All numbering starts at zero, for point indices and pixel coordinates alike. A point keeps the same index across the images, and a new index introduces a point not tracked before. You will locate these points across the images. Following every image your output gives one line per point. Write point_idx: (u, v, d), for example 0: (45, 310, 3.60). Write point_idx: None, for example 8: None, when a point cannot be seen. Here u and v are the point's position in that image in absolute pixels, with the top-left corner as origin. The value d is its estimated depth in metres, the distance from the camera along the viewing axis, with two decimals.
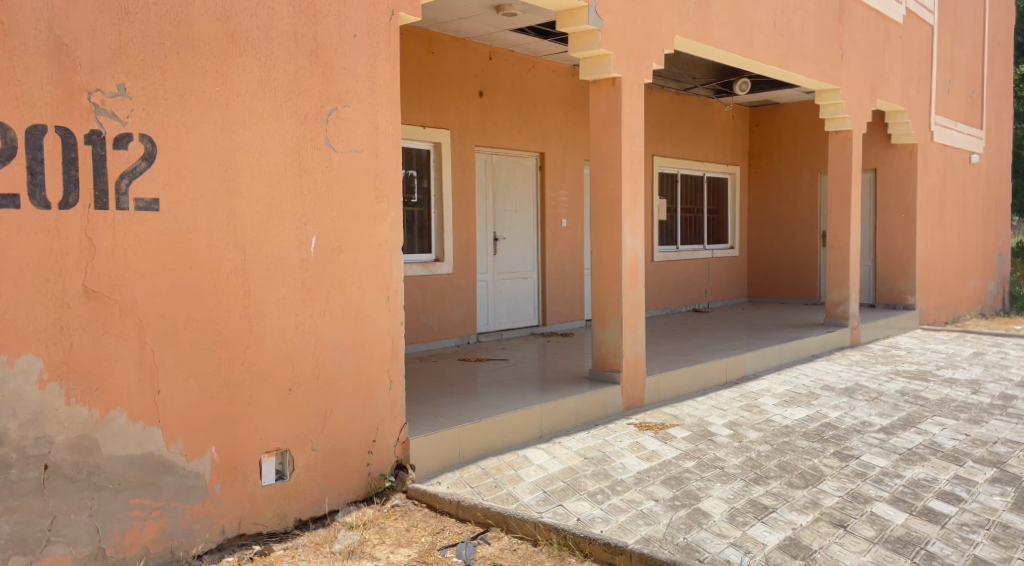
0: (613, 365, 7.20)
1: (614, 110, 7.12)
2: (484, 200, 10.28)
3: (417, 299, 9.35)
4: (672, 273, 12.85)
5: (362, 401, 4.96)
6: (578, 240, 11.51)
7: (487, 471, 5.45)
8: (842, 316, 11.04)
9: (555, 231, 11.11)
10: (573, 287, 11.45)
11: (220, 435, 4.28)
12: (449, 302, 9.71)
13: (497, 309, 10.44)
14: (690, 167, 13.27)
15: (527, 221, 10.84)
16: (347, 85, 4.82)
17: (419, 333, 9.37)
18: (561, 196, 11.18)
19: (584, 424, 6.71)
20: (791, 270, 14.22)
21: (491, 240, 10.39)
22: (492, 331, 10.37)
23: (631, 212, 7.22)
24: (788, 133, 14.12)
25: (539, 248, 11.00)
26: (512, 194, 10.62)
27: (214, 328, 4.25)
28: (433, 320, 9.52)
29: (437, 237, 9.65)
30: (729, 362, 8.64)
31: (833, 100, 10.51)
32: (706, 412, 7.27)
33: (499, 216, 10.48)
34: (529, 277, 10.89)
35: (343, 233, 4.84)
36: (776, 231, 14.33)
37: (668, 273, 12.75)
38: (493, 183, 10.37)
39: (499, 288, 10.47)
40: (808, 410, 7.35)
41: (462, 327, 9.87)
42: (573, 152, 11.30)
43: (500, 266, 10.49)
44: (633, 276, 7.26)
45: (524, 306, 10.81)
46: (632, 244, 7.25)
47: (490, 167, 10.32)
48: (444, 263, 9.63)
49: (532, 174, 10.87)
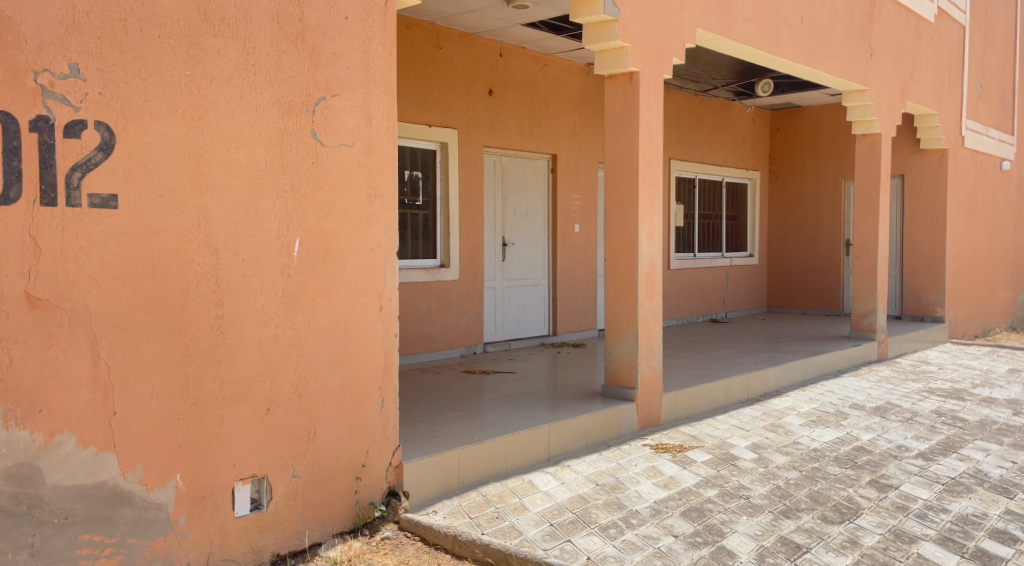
0: (627, 381, 6.70)
1: (631, 107, 6.64)
2: (492, 204, 9.81)
3: (421, 306, 8.87)
4: (689, 281, 12.33)
5: (351, 421, 4.49)
6: (591, 246, 11.01)
7: (488, 499, 4.96)
8: (869, 329, 10.50)
9: (566, 237, 10.63)
10: (586, 295, 10.95)
11: (186, 461, 3.81)
12: (455, 310, 9.24)
13: (506, 318, 9.97)
14: (708, 172, 12.76)
15: (538, 226, 10.37)
16: (336, 71, 4.35)
17: (422, 343, 8.90)
18: (573, 200, 10.69)
19: (596, 445, 6.21)
20: (812, 280, 13.67)
21: (500, 245, 9.92)
22: (500, 340, 9.89)
23: (648, 217, 6.72)
24: (811, 137, 13.58)
25: (550, 254, 10.52)
26: (522, 198, 10.14)
27: (181, 340, 3.78)
28: (437, 328, 9.05)
29: (442, 242, 9.20)
30: (751, 377, 8.13)
31: (861, 102, 9.98)
32: (727, 432, 6.77)
33: (508, 220, 10.01)
34: (540, 285, 10.41)
35: (330, 236, 4.37)
36: (798, 239, 13.79)
37: (685, 281, 12.24)
38: (502, 186, 9.91)
39: (507, 296, 10.00)
40: (837, 432, 6.83)
41: (468, 337, 9.39)
42: (587, 154, 10.83)
43: (508, 273, 10.02)
44: (650, 286, 6.76)
45: (534, 314, 10.32)
46: (649, 251, 6.75)
47: (499, 169, 9.85)
48: (450, 269, 9.16)
49: (543, 177, 10.40)
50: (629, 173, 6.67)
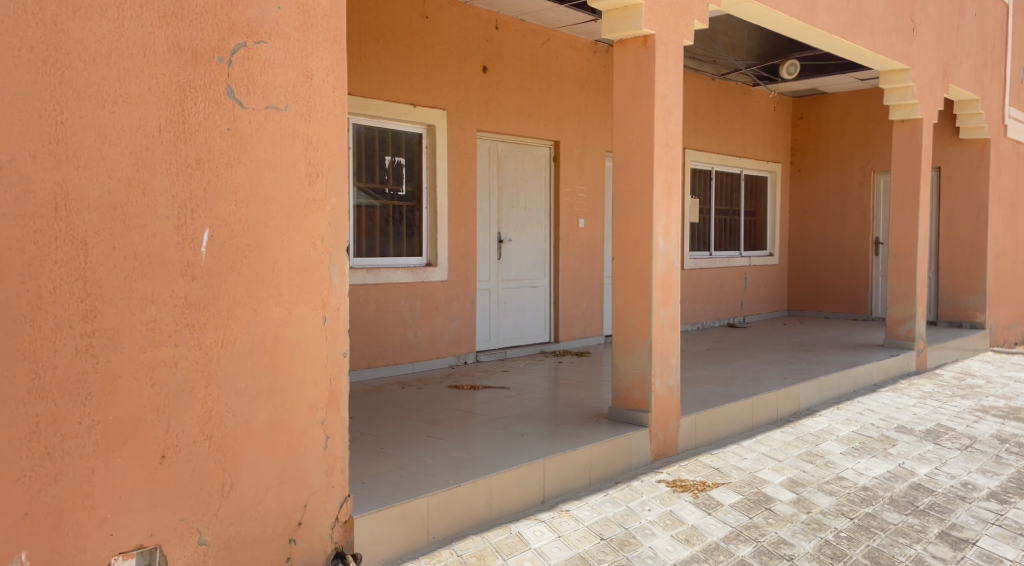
0: (639, 403, 5.66)
1: (645, 76, 5.58)
2: (487, 196, 8.77)
3: (404, 310, 7.84)
4: (704, 282, 11.28)
5: (282, 467, 3.46)
6: (597, 244, 9.95)
7: (464, 561, 3.93)
8: (906, 337, 9.42)
9: (570, 233, 9.59)
10: (591, 298, 9.90)
11: (35, 530, 2.80)
12: (442, 315, 8.20)
13: (501, 323, 8.93)
14: (726, 164, 11.70)
15: (537, 222, 9.33)
16: (261, 12, 3.32)
17: (405, 352, 7.87)
18: (578, 192, 9.64)
19: (601, 482, 5.17)
20: (837, 281, 12.53)
21: (495, 242, 8.88)
22: (495, 348, 8.86)
23: (665, 208, 5.67)
24: (837, 126, 12.40)
25: (551, 252, 9.48)
26: (520, 189, 9.10)
27: (28, 367, 2.78)
28: (422, 336, 8.01)
29: (429, 238, 8.17)
30: (780, 395, 7.08)
31: (901, 82, 8.89)
32: (756, 464, 5.72)
33: (505, 214, 8.97)
34: (540, 287, 9.37)
35: (253, 227, 3.34)
36: (822, 236, 12.64)
37: (700, 282, 11.18)
38: (497, 175, 8.87)
39: (503, 300, 8.97)
40: (887, 464, 5.78)
41: (458, 345, 8.36)
42: (593, 142, 9.78)
43: (505, 272, 8.98)
44: (667, 290, 5.71)
45: (533, 319, 9.29)
46: (666, 248, 5.70)
47: (494, 156, 8.81)
48: (437, 269, 8.12)
49: (544, 166, 9.36)
50: (642, 155, 5.62)
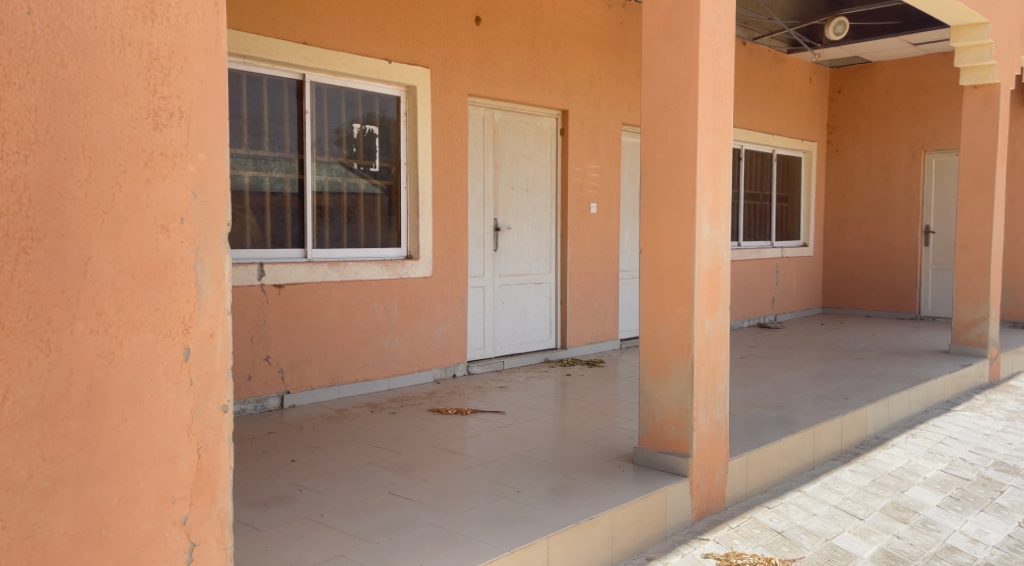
0: (675, 443, 4.25)
1: (686, 4, 4.13)
2: (480, 174, 7.34)
3: (379, 313, 6.42)
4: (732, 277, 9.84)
5: None
6: (612, 233, 8.50)
7: None
8: (978, 343, 7.93)
9: (580, 219, 8.14)
10: (604, 296, 8.46)
11: None
12: (426, 319, 6.77)
13: (498, 327, 7.52)
14: (756, 142, 10.23)
15: (541, 207, 7.90)
16: None
17: (379, 365, 6.45)
18: (589, 171, 8.18)
19: (626, 559, 3.78)
20: (879, 275, 11.01)
21: (491, 230, 7.46)
22: (490, 358, 7.45)
23: (711, 182, 4.21)
24: (882, 99, 10.83)
25: (558, 242, 8.05)
26: (521, 168, 7.67)
27: None
28: (401, 344, 6.59)
29: (410, 225, 6.73)
30: (846, 421, 5.64)
31: (978, 38, 7.36)
32: (833, 526, 4.31)
33: (502, 197, 7.54)
34: (543, 283, 7.95)
35: (43, 198, 1.96)
36: (862, 225, 11.11)
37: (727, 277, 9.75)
38: (493, 150, 7.43)
39: (500, 299, 7.55)
40: (1007, 528, 4.37)
41: (445, 355, 6.95)
42: (608, 114, 8.32)
43: (501, 266, 7.56)
44: (713, 294, 4.28)
45: (536, 322, 7.87)
46: (713, 236, 4.25)
47: (489, 126, 7.38)
48: (418, 263, 6.69)
49: (549, 140, 7.92)
50: (680, 110, 4.17)
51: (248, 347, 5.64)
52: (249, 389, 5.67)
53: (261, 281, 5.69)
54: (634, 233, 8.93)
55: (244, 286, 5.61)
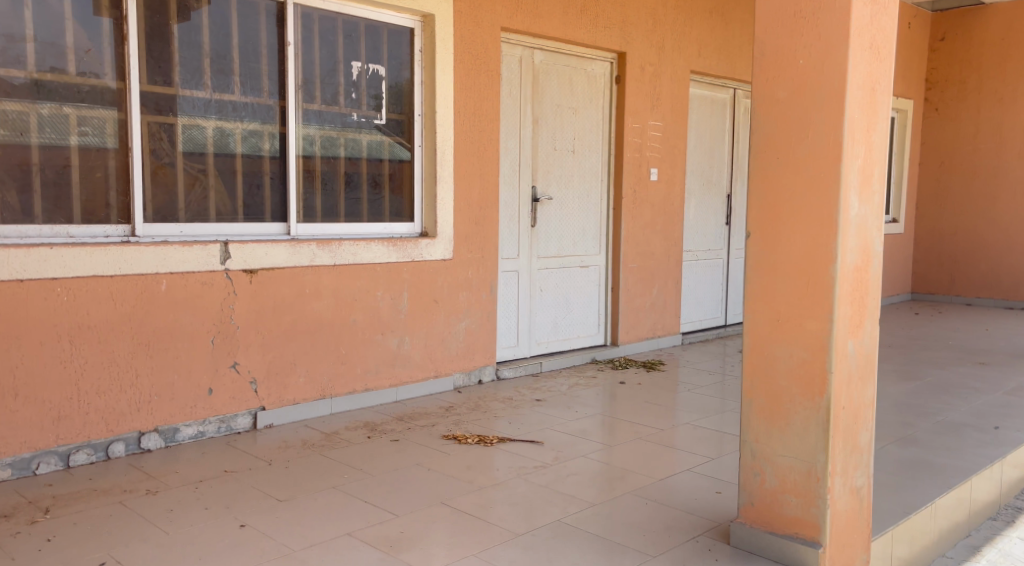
0: (795, 524, 2.86)
1: None
2: (516, 131, 5.92)
3: (384, 306, 5.06)
4: None
5: None
6: (673, 205, 7.09)
7: None
8: None
9: (637, 189, 6.73)
10: (663, 280, 7.07)
11: None
12: (444, 312, 5.41)
13: (534, 320, 6.17)
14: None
15: (589, 173, 6.49)
16: None
17: (384, 371, 5.10)
18: (650, 129, 6.75)
19: None
20: (981, 258, 9.43)
21: (528, 201, 6.06)
22: (525, 358, 6.11)
23: (864, 132, 2.76)
24: (995, 49, 9.17)
25: (609, 217, 6.66)
26: (566, 124, 6.26)
27: None
28: (412, 345, 5.24)
29: (424, 194, 5.35)
30: (1007, 464, 4.17)
31: None
32: None
33: (543, 160, 6.14)
34: (590, 267, 6.58)
35: None
36: (963, 198, 9.52)
37: None
38: (533, 101, 6.02)
39: (538, 287, 6.19)
40: None
41: (469, 356, 5.60)
42: (673, 60, 6.88)
43: (540, 246, 6.18)
44: (860, 302, 2.84)
45: (580, 314, 6.51)
46: (863, 213, 2.81)
47: (529, 71, 5.96)
48: (435, 243, 5.31)
49: (601, 91, 6.49)
50: (819, 18, 2.72)
51: (209, 351, 4.30)
52: (210, 405, 4.32)
53: (227, 266, 4.33)
54: (699, 206, 7.52)
55: (203, 271, 4.24)
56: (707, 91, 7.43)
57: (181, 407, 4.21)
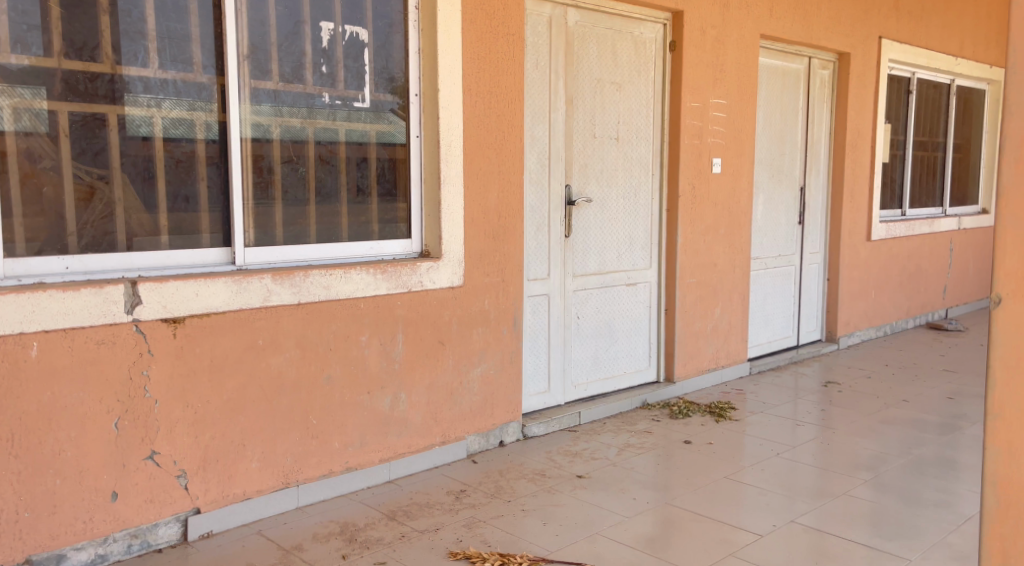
0: None
1: None
2: (546, 114, 4.58)
3: (370, 356, 3.74)
4: (898, 256, 7.55)
5: None
6: (740, 202, 5.75)
7: None
8: None
9: (697, 185, 5.39)
10: (727, 297, 5.73)
11: None
12: (453, 356, 4.09)
13: (571, 357, 4.87)
14: (910, 64, 7.42)
15: (636, 165, 5.14)
16: None
17: (372, 443, 3.78)
18: (712, 108, 5.41)
19: None
20: None
21: (561, 204, 4.73)
22: (561, 407, 4.80)
23: None
24: None
25: (661, 221, 5.32)
26: (608, 103, 4.92)
27: None
28: (410, 404, 3.91)
29: (424, 200, 4.00)
30: None
31: None
32: None
33: (581, 151, 4.81)
34: (638, 285, 5.25)
35: None
36: None
37: (893, 255, 7.48)
38: (568, 75, 4.67)
39: (573, 314, 4.88)
40: None
41: (488, 411, 4.28)
42: (739, 21, 5.52)
43: (575, 261, 4.86)
44: None
45: (626, 345, 5.20)
46: None
47: (561, 36, 4.61)
48: (440, 266, 3.98)
49: (651, 61, 5.12)
50: None
51: (111, 441, 2.98)
52: (114, 517, 3.02)
53: (135, 316, 2.99)
54: (768, 203, 6.20)
55: (99, 327, 2.92)
56: (778, 60, 6.09)
57: (69, 525, 2.92)
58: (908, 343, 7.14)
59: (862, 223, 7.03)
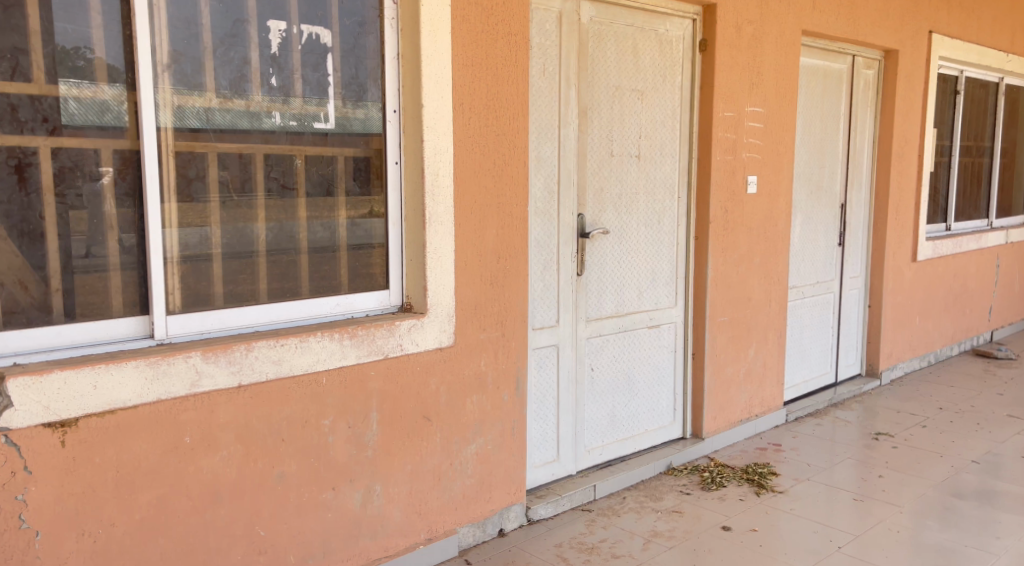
0: None
1: None
2: (554, 130, 3.79)
3: (335, 444, 2.96)
4: (944, 276, 6.78)
5: None
6: (778, 226, 4.97)
7: None
8: None
9: (732, 208, 4.60)
10: (762, 336, 4.95)
11: None
12: (442, 434, 3.31)
13: (584, 418, 4.10)
14: (958, 62, 6.63)
15: (660, 187, 4.35)
16: None
17: (339, 552, 3.01)
18: (748, 117, 4.63)
19: None
20: None
21: (573, 237, 3.94)
22: (573, 478, 4.03)
23: None
24: None
25: (689, 252, 4.53)
26: (629, 114, 4.13)
27: None
28: (388, 499, 3.14)
29: (405, 243, 3.21)
30: None
31: None
32: None
33: (596, 172, 4.02)
34: (662, 327, 4.47)
35: None
36: None
37: (939, 276, 6.72)
38: (581, 81, 3.88)
39: (586, 366, 4.10)
40: None
41: (486, 496, 3.51)
42: (779, 16, 4.73)
43: (589, 303, 4.08)
44: None
45: (648, 399, 4.43)
46: None
47: (574, 34, 3.82)
48: (425, 325, 3.19)
49: (678, 64, 4.33)
50: None
51: None
52: None
53: (4, 424, 2.25)
54: (806, 224, 5.43)
55: None
56: (819, 59, 5.31)
57: None
58: (957, 378, 6.37)
59: (906, 242, 6.25)
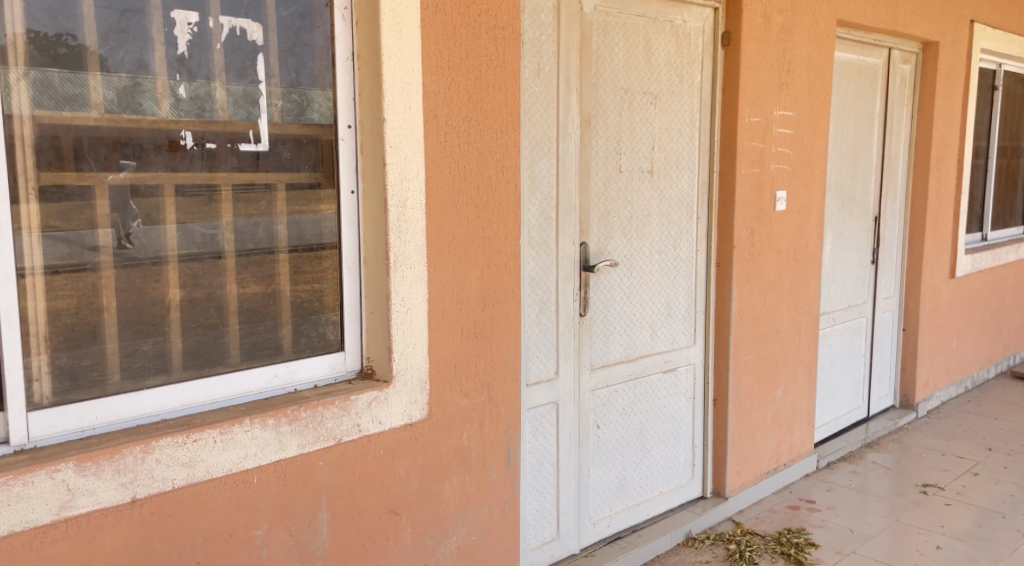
0: None
1: None
2: (551, 144, 3.11)
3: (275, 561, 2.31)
4: (982, 291, 6.11)
5: None
6: (810, 246, 4.30)
7: None
8: None
9: (760, 229, 3.93)
10: (792, 374, 4.29)
11: None
12: (414, 531, 2.64)
13: (588, 485, 3.43)
14: (999, 54, 5.96)
15: (677, 207, 3.68)
16: None
17: None
18: (777, 122, 3.96)
19: None
20: None
21: (575, 271, 3.27)
22: (576, 559, 3.37)
23: None
24: None
25: (710, 281, 3.86)
26: (641, 122, 3.46)
27: None
28: None
29: (366, 294, 2.54)
30: None
31: None
32: None
33: (602, 192, 3.35)
34: (679, 370, 3.80)
35: None
36: None
37: (978, 292, 6.05)
38: (584, 83, 3.20)
39: (591, 423, 3.43)
40: None
41: None
42: (812, 3, 4.05)
43: (594, 348, 3.41)
44: None
45: (663, 454, 3.76)
46: None
47: (575, 26, 3.14)
48: (392, 397, 2.51)
49: (698, 61, 3.65)
50: None
51: None
52: None
53: None
54: (837, 241, 4.77)
55: None
56: (853, 54, 4.63)
57: None
58: (1000, 408, 5.72)
59: (944, 256, 5.59)
